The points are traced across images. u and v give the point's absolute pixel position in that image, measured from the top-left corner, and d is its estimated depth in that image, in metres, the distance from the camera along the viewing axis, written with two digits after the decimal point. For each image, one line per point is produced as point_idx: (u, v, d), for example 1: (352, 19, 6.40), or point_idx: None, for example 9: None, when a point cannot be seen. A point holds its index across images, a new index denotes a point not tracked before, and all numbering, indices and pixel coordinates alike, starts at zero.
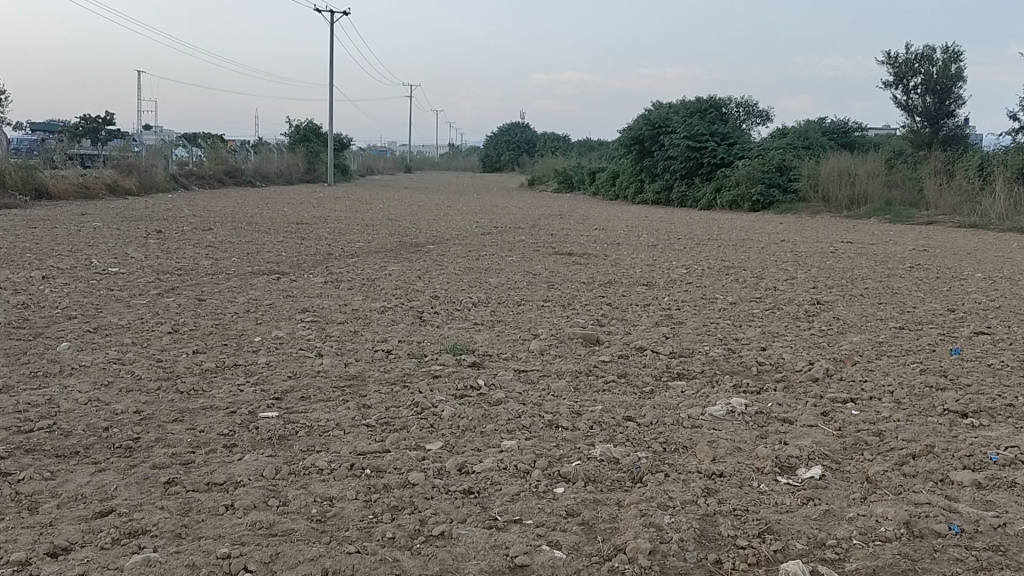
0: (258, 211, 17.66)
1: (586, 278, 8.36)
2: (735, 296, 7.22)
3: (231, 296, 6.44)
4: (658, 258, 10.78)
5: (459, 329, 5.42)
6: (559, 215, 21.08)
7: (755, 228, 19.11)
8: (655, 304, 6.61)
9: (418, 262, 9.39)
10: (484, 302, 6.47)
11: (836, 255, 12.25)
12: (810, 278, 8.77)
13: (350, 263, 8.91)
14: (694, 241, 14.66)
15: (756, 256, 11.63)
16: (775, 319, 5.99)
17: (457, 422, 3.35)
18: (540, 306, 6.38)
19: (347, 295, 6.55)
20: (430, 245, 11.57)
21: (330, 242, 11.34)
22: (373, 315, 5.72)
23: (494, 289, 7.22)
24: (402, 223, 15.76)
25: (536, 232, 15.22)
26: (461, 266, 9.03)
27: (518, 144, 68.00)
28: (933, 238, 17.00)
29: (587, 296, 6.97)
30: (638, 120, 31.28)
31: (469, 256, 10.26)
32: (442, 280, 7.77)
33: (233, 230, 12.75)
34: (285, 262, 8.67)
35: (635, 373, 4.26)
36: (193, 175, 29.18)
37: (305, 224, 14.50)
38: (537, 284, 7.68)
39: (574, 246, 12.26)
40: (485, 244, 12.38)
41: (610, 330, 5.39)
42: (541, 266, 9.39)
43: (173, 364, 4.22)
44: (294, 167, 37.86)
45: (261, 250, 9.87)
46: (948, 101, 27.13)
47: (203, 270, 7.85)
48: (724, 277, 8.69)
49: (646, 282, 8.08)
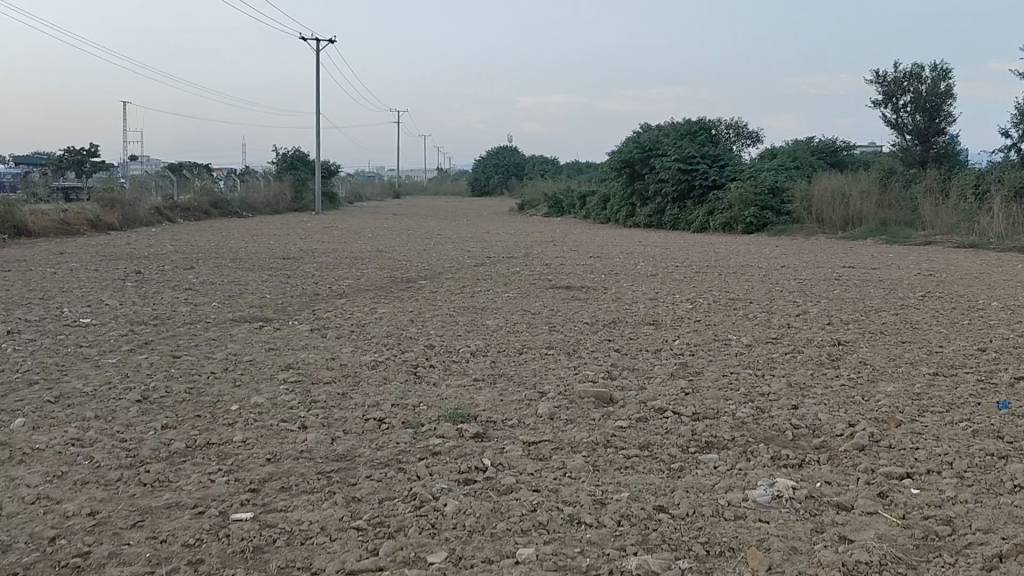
0: (242, 245, 17.16)
1: (589, 317, 7.90)
2: (749, 336, 6.78)
3: (208, 350, 5.96)
4: (660, 290, 10.35)
5: (458, 387, 4.94)
6: (552, 242, 20.66)
7: (753, 253, 18.71)
8: (665, 349, 6.16)
9: (409, 301, 8.92)
10: (483, 351, 6.01)
11: (841, 282, 11.85)
12: (823, 312, 8.35)
13: (338, 305, 8.44)
14: (692, 267, 14.27)
15: (761, 286, 11.21)
16: (798, 367, 5.54)
17: (463, 521, 2.88)
18: (544, 354, 5.92)
19: (335, 346, 6.08)
20: (421, 281, 11.11)
21: (317, 280, 10.86)
22: (363, 372, 5.25)
23: (493, 334, 6.76)
24: (392, 255, 15.30)
25: (531, 262, 14.78)
26: (456, 305, 8.58)
27: (507, 169, 67.81)
28: (935, 260, 16.65)
29: (593, 340, 6.52)
30: (628, 144, 31.00)
31: (463, 293, 9.80)
32: (436, 323, 7.31)
33: (216, 268, 12.26)
34: (269, 306, 8.20)
35: (658, 443, 3.80)
36: (178, 208, 28.68)
37: (291, 259, 14.02)
38: (537, 326, 7.22)
39: (570, 278, 11.82)
40: (478, 277, 11.93)
41: (622, 385, 4.93)
42: (539, 303, 8.93)
43: (137, 447, 3.72)
44: (282, 197, 37.39)
45: (245, 291, 9.39)
46: (939, 119, 26.91)
47: (180, 319, 7.36)
48: (733, 313, 8.25)
49: (652, 321, 7.64)
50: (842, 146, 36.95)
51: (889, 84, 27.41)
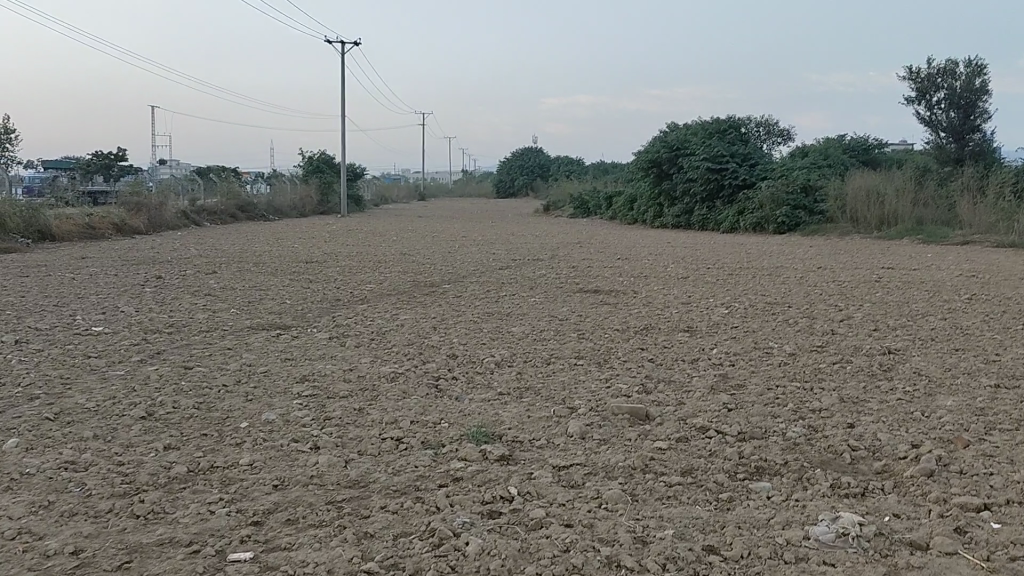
0: (266, 249, 17.00)
1: (620, 323, 7.56)
2: (792, 344, 6.39)
3: (220, 360, 5.68)
4: (692, 294, 9.97)
5: (483, 402, 4.60)
6: (580, 244, 20.31)
7: (786, 253, 18.24)
8: (703, 358, 5.78)
9: (433, 307, 8.63)
10: (509, 361, 5.68)
11: (880, 285, 11.45)
12: (866, 318, 7.94)
13: (359, 311, 8.15)
14: (724, 269, 13.89)
15: (797, 289, 10.78)
16: (849, 380, 5.15)
17: (487, 564, 2.56)
18: (574, 364, 5.56)
19: (353, 356, 5.77)
20: (446, 285, 10.80)
21: (339, 284, 10.60)
22: (381, 385, 4.93)
23: (519, 342, 6.42)
24: (416, 258, 15.02)
25: (558, 265, 14.44)
26: (480, 311, 8.26)
27: (532, 170, 67.52)
28: (976, 260, 16.11)
29: (625, 348, 6.16)
30: (656, 143, 30.55)
31: (489, 298, 9.50)
32: (461, 331, 6.98)
33: (237, 272, 12.04)
34: (288, 313, 7.92)
35: (703, 469, 3.45)
36: (204, 211, 28.66)
37: (314, 263, 13.82)
38: (566, 333, 6.87)
39: (599, 281, 11.49)
40: (504, 281, 11.63)
41: (659, 400, 4.57)
42: (568, 308, 8.60)
43: (133, 473, 3.44)
44: (307, 199, 37.32)
45: (265, 297, 9.13)
46: (974, 115, 26.21)
47: (195, 326, 7.09)
48: (771, 318, 7.88)
49: (686, 328, 7.26)
50: (873, 143, 36.22)
51: (922, 80, 26.76)
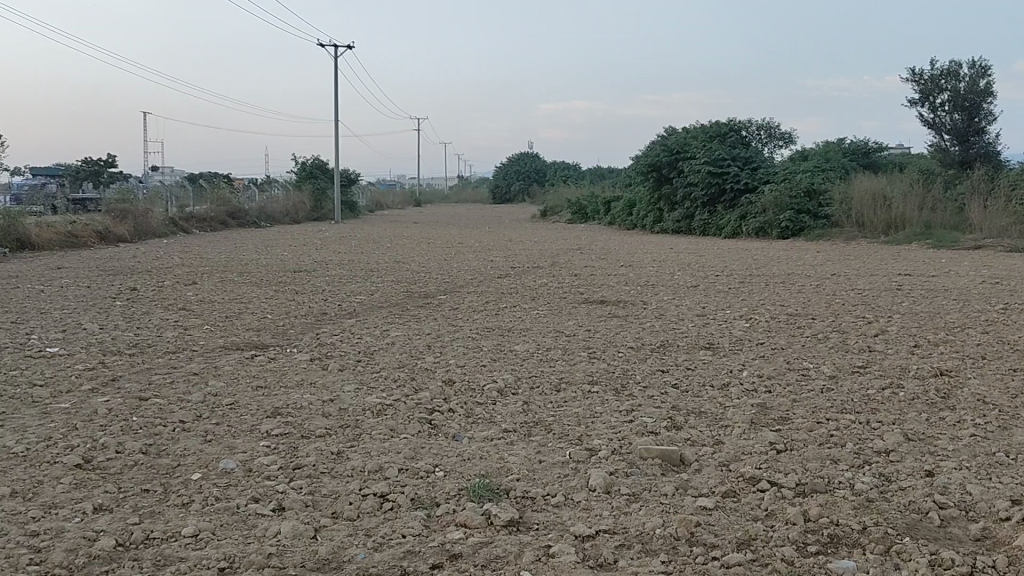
0: (253, 257, 16.28)
1: (634, 339, 6.85)
2: (830, 365, 5.68)
3: (183, 391, 4.97)
4: (706, 305, 9.27)
5: (485, 442, 3.88)
6: (580, 250, 19.62)
7: (793, 259, 17.62)
8: (736, 383, 5.08)
9: (427, 321, 7.93)
10: (513, 388, 4.96)
11: (903, 293, 10.79)
12: (901, 332, 7.25)
13: (346, 327, 7.44)
14: (733, 277, 13.23)
15: (817, 298, 10.10)
16: (908, 411, 4.44)
17: None
18: (588, 392, 4.85)
19: (336, 383, 5.05)
20: (441, 296, 10.10)
21: (327, 296, 9.88)
22: (364, 421, 4.21)
23: (523, 365, 5.71)
24: (409, 267, 14.31)
25: (559, 273, 13.74)
26: (478, 326, 7.55)
27: (529, 175, 66.96)
28: (994, 266, 15.46)
29: (644, 371, 5.45)
30: (656, 146, 29.85)
31: (488, 310, 8.80)
32: (458, 350, 6.27)
33: (218, 283, 11.32)
34: (267, 330, 7.20)
35: (763, 541, 2.75)
36: (193, 218, 27.98)
37: (303, 272, 13.14)
38: (576, 353, 6.15)
39: (604, 291, 10.80)
40: (503, 290, 10.95)
41: (693, 439, 3.86)
42: (574, 322, 7.90)
43: (47, 549, 2.74)
44: (300, 206, 36.61)
45: (244, 311, 8.41)
46: (979, 117, 25.55)
47: (161, 348, 6.37)
48: (798, 332, 7.19)
49: (707, 345, 6.56)
50: (875, 146, 35.60)
51: (925, 81, 26.12)
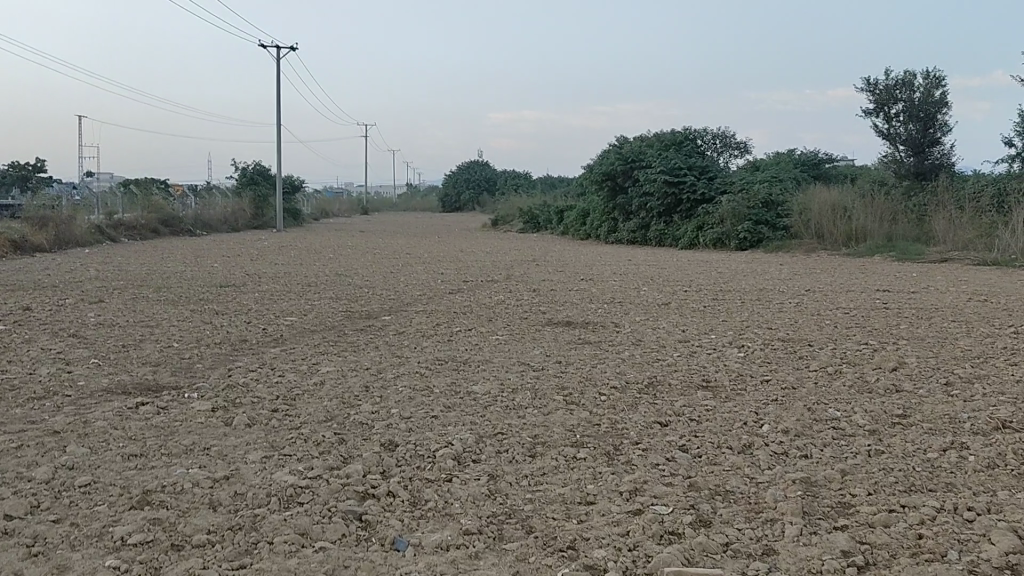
0: (179, 270, 14.84)
1: (613, 375, 5.72)
2: (866, 415, 4.59)
3: (26, 466, 3.66)
4: (685, 329, 8.20)
5: (437, 555, 2.70)
6: (535, 262, 18.59)
7: (759, 273, 16.78)
8: (762, 442, 3.96)
9: (366, 350, 6.70)
10: (474, 454, 3.77)
11: (890, 312, 9.91)
12: (920, 363, 6.23)
13: (267, 360, 6.18)
14: (703, 293, 12.27)
15: (803, 319, 9.10)
16: (997, 490, 3.37)
17: None
18: (573, 461, 3.67)
19: (239, 450, 3.82)
20: (385, 317, 8.89)
21: (253, 317, 8.59)
22: (265, 519, 2.98)
23: (484, 415, 4.51)
24: (351, 281, 13.04)
25: (517, 288, 12.60)
26: (427, 357, 6.34)
27: (478, 184, 65.96)
28: (969, 280, 14.77)
29: (639, 424, 4.31)
30: (610, 154, 28.90)
31: (438, 335, 7.60)
32: (401, 393, 5.05)
33: (129, 302, 9.93)
34: (168, 366, 5.89)
35: None
36: (123, 226, 26.30)
37: (231, 287, 11.80)
38: (549, 397, 4.98)
39: (567, 310, 9.69)
40: (454, 309, 9.78)
41: (734, 550, 2.72)
42: (539, 351, 6.74)
43: None
44: (240, 213, 34.95)
45: (147, 339, 7.07)
46: (934, 128, 25.04)
47: (24, 392, 5.03)
48: (802, 365, 6.14)
49: (704, 384, 5.44)
50: (827, 158, 35.30)
51: (880, 91, 25.59)
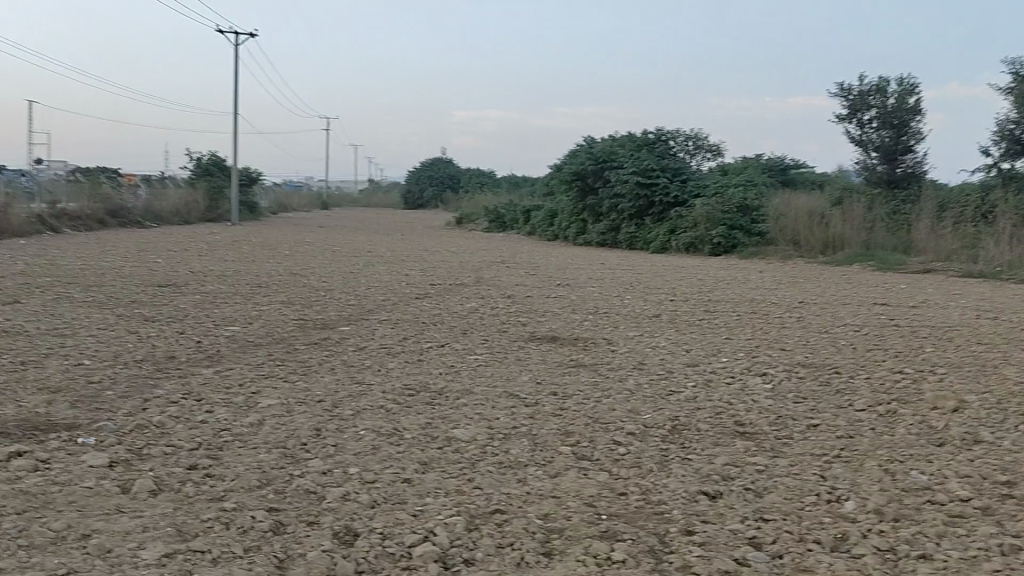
0: (115, 265, 13.44)
1: (625, 414, 4.64)
2: (965, 484, 3.58)
3: None
4: (689, 348, 7.16)
5: None
6: (505, 264, 17.49)
7: (742, 281, 15.88)
8: (856, 534, 2.94)
9: (319, 373, 5.55)
10: (465, 552, 2.69)
11: (905, 331, 8.98)
12: (982, 402, 5.25)
13: (196, 387, 4.99)
14: (691, 304, 11.28)
15: (815, 338, 8.13)
16: None
17: None
18: (609, 568, 2.60)
19: (133, 545, 2.67)
20: (345, 328, 7.73)
21: (187, 326, 7.37)
22: None
23: (475, 479, 3.41)
24: (306, 283, 11.82)
25: (489, 294, 11.50)
26: (394, 385, 5.21)
27: (441, 180, 64.67)
28: (964, 294, 14.00)
29: (682, 496, 3.26)
30: (581, 154, 27.85)
31: (405, 353, 6.48)
32: (362, 441, 3.93)
33: (49, 303, 8.61)
34: (69, 394, 4.68)
35: None
36: (65, 214, 24.62)
37: (170, 287, 10.52)
38: (555, 449, 3.90)
39: (548, 322, 8.61)
40: (422, 318, 8.65)
41: None
42: (528, 377, 5.63)
43: None
44: (193, 204, 33.33)
45: (54, 353, 5.82)
46: (907, 135, 24.19)
47: None
48: (844, 403, 5.12)
49: (741, 429, 4.38)
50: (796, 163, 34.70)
51: (854, 98, 24.80)
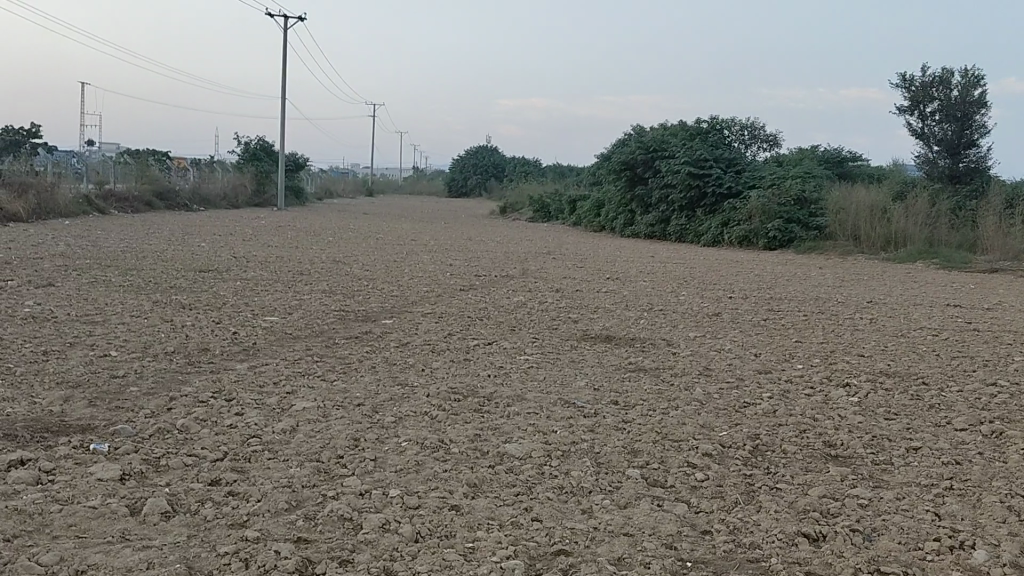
0: (156, 249, 13.21)
1: (699, 430, 4.13)
2: None
3: None
4: (756, 352, 6.61)
5: None
6: (552, 255, 17.00)
7: (799, 277, 15.20)
8: None
9: (359, 372, 5.12)
10: None
11: (988, 337, 8.32)
12: None
13: (226, 385, 4.59)
14: (752, 301, 10.69)
15: (892, 343, 7.51)
16: None
17: None
18: None
19: None
20: (388, 322, 7.30)
21: (223, 316, 7.00)
22: None
23: (534, 509, 2.96)
24: (349, 271, 11.45)
25: (538, 287, 11.02)
26: (440, 388, 4.76)
27: (486, 169, 64.23)
28: None
29: (777, 540, 2.77)
30: (631, 142, 27.14)
31: (451, 351, 6.03)
32: (404, 455, 3.49)
33: (85, 288, 8.32)
34: (90, 391, 4.31)
35: None
36: (113, 196, 24.65)
37: (210, 273, 10.22)
38: (623, 471, 3.42)
39: (602, 320, 8.10)
40: (469, 312, 8.19)
41: None
42: (586, 382, 5.15)
43: None
44: (240, 189, 33.32)
45: (81, 344, 5.47)
46: (970, 129, 23.05)
47: None
48: (944, 422, 4.55)
49: (831, 453, 3.85)
50: (852, 156, 33.60)
51: (916, 89, 23.72)
